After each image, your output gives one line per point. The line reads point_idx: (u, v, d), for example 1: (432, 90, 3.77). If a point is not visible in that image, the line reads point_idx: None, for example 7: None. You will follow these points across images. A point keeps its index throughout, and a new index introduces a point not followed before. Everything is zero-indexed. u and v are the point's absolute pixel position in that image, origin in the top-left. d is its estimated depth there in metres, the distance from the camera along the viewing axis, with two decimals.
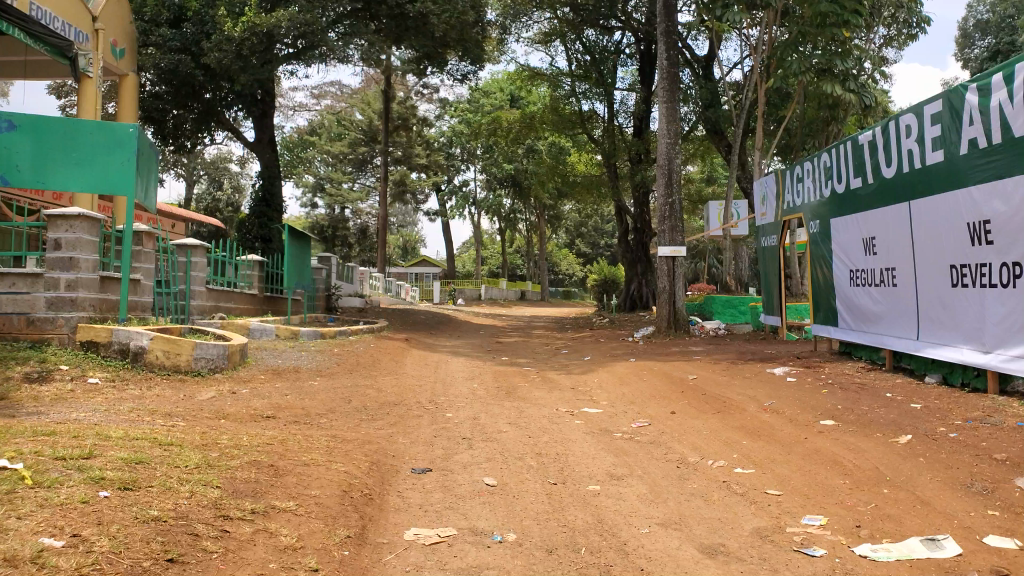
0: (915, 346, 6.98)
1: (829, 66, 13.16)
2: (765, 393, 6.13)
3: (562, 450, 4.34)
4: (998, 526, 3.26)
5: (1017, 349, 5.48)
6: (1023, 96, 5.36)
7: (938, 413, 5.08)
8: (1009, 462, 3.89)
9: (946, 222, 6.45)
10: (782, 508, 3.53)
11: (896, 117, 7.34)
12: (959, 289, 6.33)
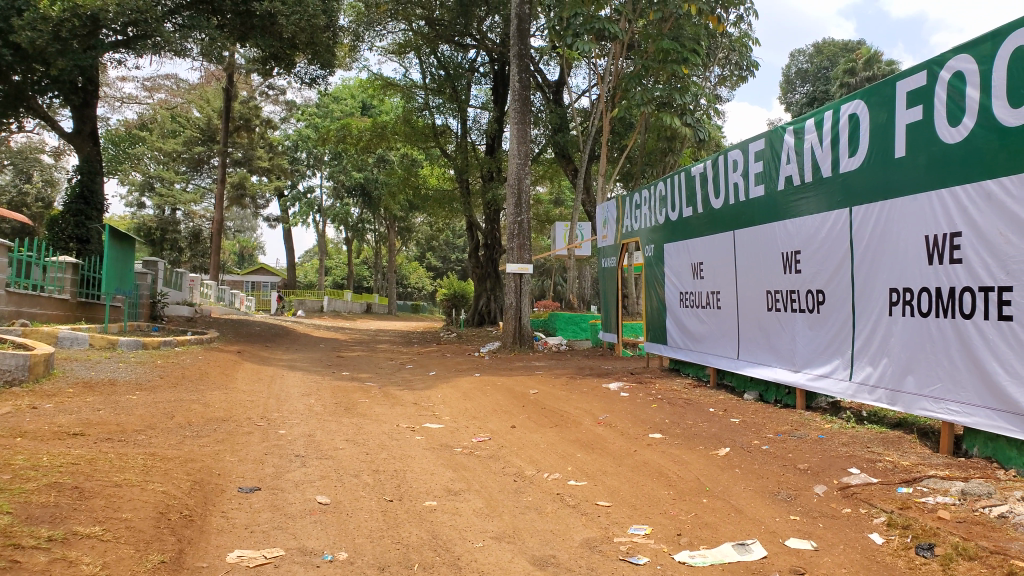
0: (735, 364, 7.61)
1: (669, 100, 14.06)
2: (600, 407, 6.42)
3: (400, 466, 4.29)
4: (799, 530, 3.64)
5: (820, 368, 6.13)
6: (830, 141, 6.06)
7: (753, 428, 5.56)
8: (810, 471, 4.39)
9: (763, 252, 7.11)
10: (610, 518, 3.68)
11: (724, 152, 7.98)
12: (773, 312, 6.98)
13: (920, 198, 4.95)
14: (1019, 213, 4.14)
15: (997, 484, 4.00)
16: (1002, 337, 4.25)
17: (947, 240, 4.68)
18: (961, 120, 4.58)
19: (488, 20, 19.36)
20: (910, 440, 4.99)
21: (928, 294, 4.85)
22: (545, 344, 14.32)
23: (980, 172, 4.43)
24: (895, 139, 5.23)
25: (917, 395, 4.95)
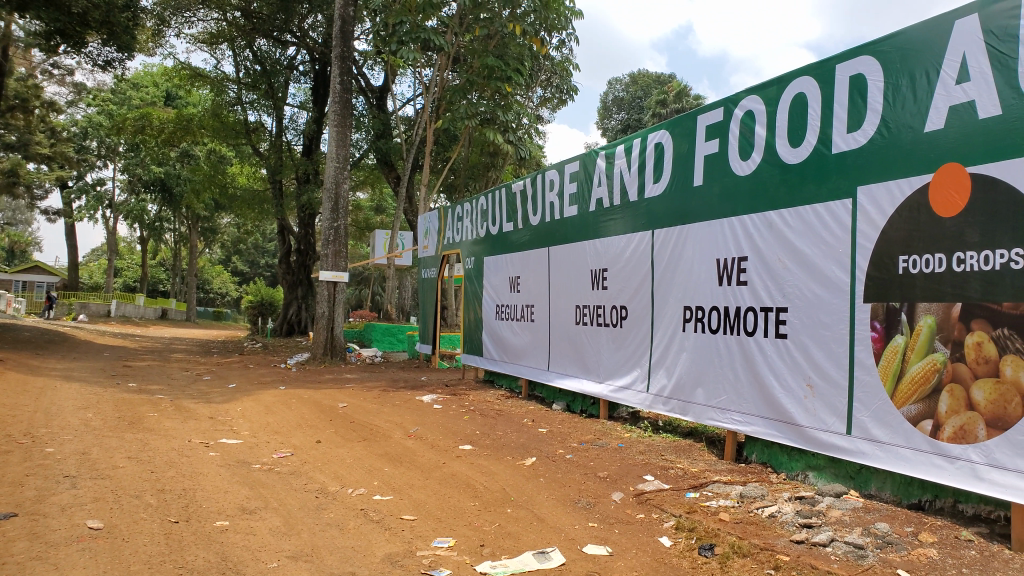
0: (546, 376, 8.29)
1: (493, 116, 14.82)
2: (412, 421, 6.45)
3: (189, 485, 4.01)
4: (596, 536, 3.86)
5: (620, 381, 6.88)
6: (637, 166, 6.80)
7: (560, 437, 5.94)
8: (608, 479, 4.71)
9: (574, 269, 7.80)
10: (415, 532, 3.66)
11: (542, 171, 8.63)
12: (581, 326, 7.68)
13: (715, 225, 5.77)
14: (794, 243, 4.99)
15: (769, 487, 4.75)
16: (777, 353, 5.08)
17: (734, 263, 5.50)
18: (749, 154, 5.48)
19: (310, 19, 19.12)
20: (699, 449, 5.75)
21: (718, 312, 5.64)
22: (359, 353, 14.67)
23: (764, 203, 5.27)
24: (694, 169, 6.03)
25: (706, 406, 5.74)
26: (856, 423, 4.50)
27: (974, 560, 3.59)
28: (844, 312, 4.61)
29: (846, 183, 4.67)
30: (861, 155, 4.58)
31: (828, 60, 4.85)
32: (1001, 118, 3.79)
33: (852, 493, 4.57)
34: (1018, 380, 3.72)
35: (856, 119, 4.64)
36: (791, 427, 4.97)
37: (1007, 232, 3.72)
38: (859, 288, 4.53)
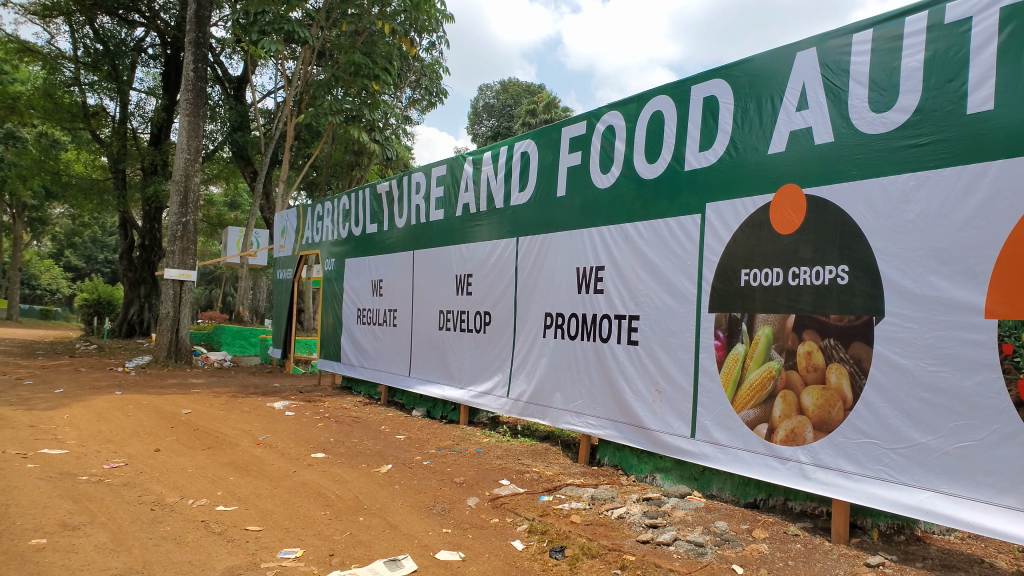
0: (411, 381, 8.79)
1: (358, 114, 14.46)
2: (260, 428, 6.42)
3: (2, 501, 3.70)
4: (449, 542, 3.91)
5: (483, 387, 7.46)
6: (503, 173, 7.43)
7: (417, 444, 6.19)
8: (464, 484, 4.89)
9: (440, 274, 8.35)
10: (259, 543, 3.53)
11: (409, 173, 9.20)
12: (445, 331, 8.22)
13: (575, 234, 6.42)
14: (648, 255, 5.66)
15: (620, 489, 5.15)
16: (630, 359, 5.73)
17: (593, 272, 6.17)
18: (610, 168, 6.12)
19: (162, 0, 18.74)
20: (554, 452, 6.46)
21: (577, 319, 6.30)
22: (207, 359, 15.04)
23: (621, 215, 5.96)
24: (556, 180, 6.71)
25: (564, 410, 6.38)
26: (699, 426, 5.14)
27: (797, 553, 4.07)
28: (690, 321, 5.28)
29: (696, 199, 5.34)
30: (710, 173, 5.25)
31: (683, 81, 5.48)
32: (832, 144, 4.53)
33: (695, 493, 5.18)
34: (840, 386, 4.39)
35: (708, 139, 5.31)
36: (639, 431, 5.61)
37: (835, 250, 4.44)
38: (705, 298, 5.19)
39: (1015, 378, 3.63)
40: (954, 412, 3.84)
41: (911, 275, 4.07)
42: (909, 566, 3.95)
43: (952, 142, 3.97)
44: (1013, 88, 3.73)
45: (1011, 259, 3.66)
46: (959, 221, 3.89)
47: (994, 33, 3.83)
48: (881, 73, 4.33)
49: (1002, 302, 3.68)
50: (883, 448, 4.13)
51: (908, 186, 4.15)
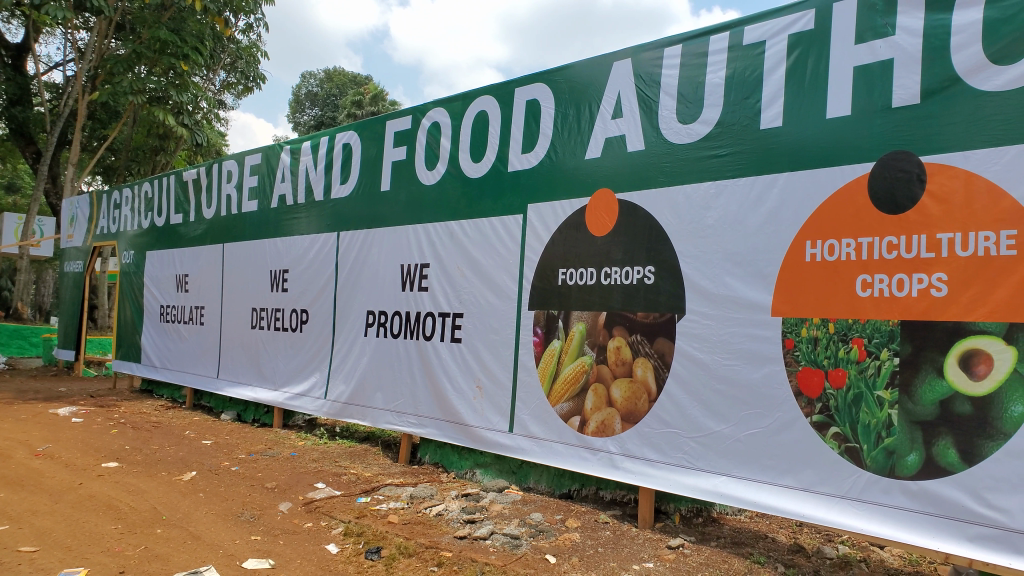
0: (219, 384, 8.33)
1: (164, 96, 13.41)
2: (40, 438, 5.86)
3: None
4: (258, 549, 3.83)
5: (297, 388, 7.23)
6: (323, 165, 7.26)
7: (225, 449, 5.99)
8: (275, 489, 4.81)
9: (253, 270, 7.99)
10: (34, 565, 3.29)
11: (220, 161, 8.75)
12: (257, 331, 7.86)
13: (399, 230, 6.38)
14: (471, 253, 5.78)
15: (440, 487, 5.29)
16: (452, 356, 5.82)
17: (417, 270, 6.17)
18: (436, 164, 6.15)
19: None
20: (374, 453, 6.40)
21: (399, 317, 6.26)
22: None
23: (445, 213, 6.03)
24: (380, 176, 6.64)
25: (383, 410, 6.32)
26: (517, 421, 5.32)
27: (606, 539, 4.41)
28: (510, 319, 5.47)
29: (518, 200, 5.53)
30: (532, 175, 5.45)
31: (507, 82, 5.63)
32: (643, 152, 4.88)
33: (512, 487, 5.36)
34: (645, 379, 4.75)
35: (530, 140, 5.49)
36: (460, 428, 5.70)
37: (643, 252, 4.82)
38: (525, 295, 5.40)
39: (794, 370, 4.19)
40: (742, 401, 4.33)
41: (709, 276, 4.51)
42: (704, 546, 4.37)
43: (746, 154, 4.45)
44: (798, 107, 4.29)
45: (792, 265, 4.22)
46: (749, 228, 4.37)
47: (783, 57, 4.36)
48: (688, 87, 4.72)
49: (784, 302, 4.23)
50: (683, 437, 4.54)
51: (708, 194, 4.56)
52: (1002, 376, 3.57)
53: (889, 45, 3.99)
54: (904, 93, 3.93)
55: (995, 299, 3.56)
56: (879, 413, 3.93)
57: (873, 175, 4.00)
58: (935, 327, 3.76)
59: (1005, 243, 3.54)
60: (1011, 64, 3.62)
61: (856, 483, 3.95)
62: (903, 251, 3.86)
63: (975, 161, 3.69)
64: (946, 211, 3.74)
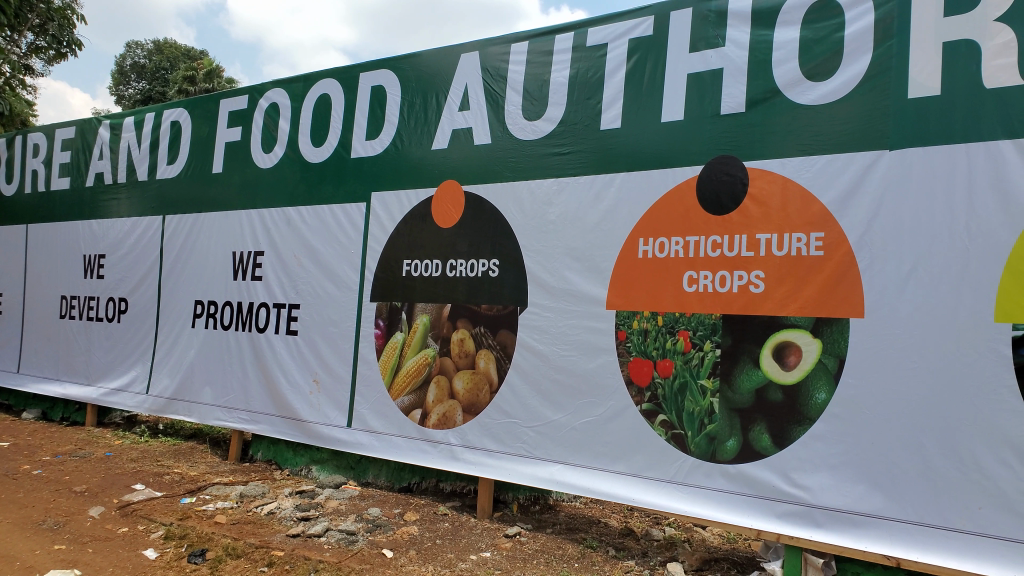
0: (20, 379, 7.58)
1: None
2: None
3: None
4: (62, 559, 3.70)
5: (113, 382, 6.73)
6: (148, 143, 6.79)
7: (28, 451, 5.70)
8: (86, 492, 4.66)
9: (65, 254, 7.35)
10: None
11: (24, 133, 7.95)
12: (67, 320, 7.23)
13: (233, 215, 6.07)
14: (311, 242, 5.58)
15: (272, 484, 5.20)
16: (288, 349, 5.61)
17: (250, 258, 5.90)
18: (273, 148, 5.92)
19: None
20: (201, 451, 6.13)
21: (231, 308, 5.96)
22: None
23: (282, 199, 5.80)
24: (212, 158, 6.28)
25: (212, 406, 5.99)
26: (357, 416, 5.22)
27: (445, 531, 4.50)
28: (351, 310, 5.35)
29: (362, 188, 5.41)
30: (377, 163, 5.35)
31: (351, 67, 5.50)
32: (489, 145, 4.91)
33: (350, 482, 5.26)
34: (487, 370, 4.80)
35: (376, 127, 5.39)
36: (295, 423, 5.51)
37: (487, 245, 4.87)
38: (368, 286, 5.30)
39: (626, 361, 4.38)
40: (580, 391, 4.47)
41: (550, 270, 4.62)
42: (540, 533, 4.53)
43: (587, 153, 4.59)
44: (637, 109, 4.46)
45: (626, 261, 4.40)
46: (589, 224, 4.52)
47: (624, 60, 4.52)
48: (534, 84, 4.79)
49: (619, 296, 4.41)
50: (522, 427, 4.62)
51: (551, 190, 4.67)
52: (809, 366, 3.91)
53: (719, 55, 4.25)
54: (732, 101, 4.20)
55: (805, 296, 3.92)
56: (702, 401, 4.18)
57: (702, 178, 4.24)
58: (753, 320, 4.06)
59: (814, 244, 3.92)
60: (822, 80, 3.98)
61: (681, 467, 4.19)
62: (726, 250, 4.14)
63: (791, 168, 4.03)
64: (765, 213, 4.05)
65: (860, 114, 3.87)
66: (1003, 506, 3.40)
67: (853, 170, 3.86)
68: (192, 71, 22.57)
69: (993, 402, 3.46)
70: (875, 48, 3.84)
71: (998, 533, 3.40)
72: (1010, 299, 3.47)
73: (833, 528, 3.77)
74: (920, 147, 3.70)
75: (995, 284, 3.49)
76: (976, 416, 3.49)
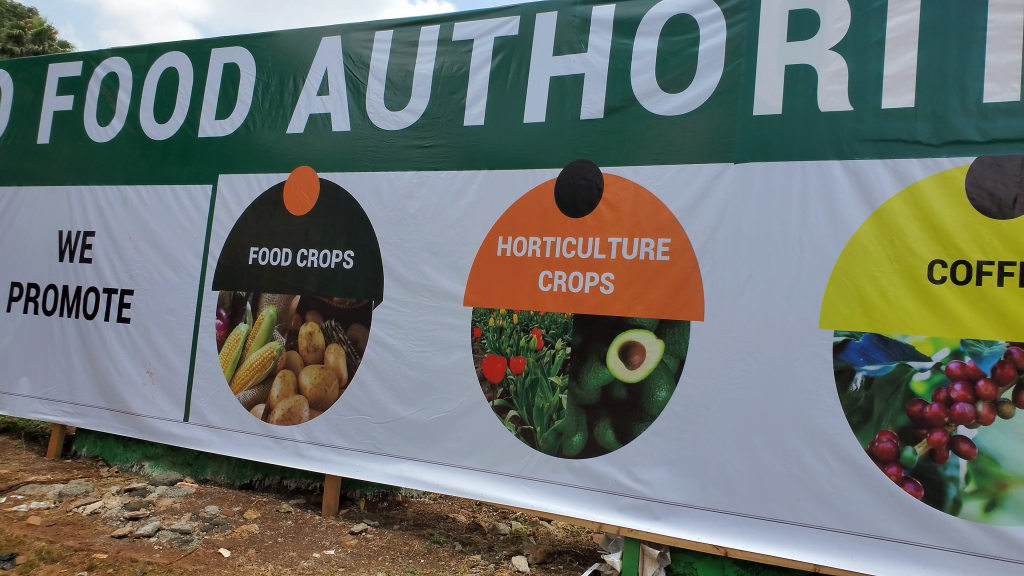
0: None
1: None
2: None
3: None
4: None
5: None
6: None
7: None
8: None
9: None
10: None
11: None
12: None
13: (60, 191, 5.61)
14: (150, 225, 5.24)
15: (96, 483, 4.91)
16: (119, 338, 5.25)
17: (79, 238, 5.48)
18: (109, 120, 5.50)
19: None
20: (15, 447, 5.65)
21: (55, 291, 5.52)
22: None
23: (121, 176, 5.41)
24: (38, 127, 5.76)
25: (29, 397, 5.51)
26: (194, 410, 4.96)
27: (287, 529, 4.42)
28: (192, 299, 5.07)
29: (208, 170, 5.14)
30: (226, 144, 5.10)
31: (203, 41, 5.21)
32: (349, 133, 4.79)
33: (187, 479, 5.04)
34: (336, 365, 4.69)
35: (226, 107, 5.14)
36: (125, 417, 5.18)
37: (341, 236, 4.75)
38: (209, 273, 5.04)
39: (480, 357, 4.40)
40: (432, 387, 4.45)
41: (407, 264, 4.57)
42: (387, 529, 4.53)
43: (448, 147, 4.56)
44: (499, 107, 4.48)
45: (484, 258, 4.42)
46: (447, 219, 4.50)
47: (488, 58, 4.52)
48: (397, 74, 4.71)
49: (476, 292, 4.42)
50: (372, 423, 4.55)
51: (411, 183, 4.61)
52: (652, 365, 4.07)
53: (581, 61, 4.33)
54: (591, 107, 4.30)
55: (650, 298, 4.09)
56: (551, 397, 4.27)
57: (560, 180, 4.32)
58: (602, 320, 4.19)
59: (661, 249, 4.09)
60: (676, 92, 4.14)
61: (529, 462, 4.26)
62: (580, 252, 4.24)
63: (643, 175, 4.17)
64: (617, 218, 4.19)
65: (709, 127, 4.06)
66: (818, 498, 3.72)
67: (700, 181, 4.05)
68: (15, 30, 19.77)
69: (812, 402, 3.76)
70: (724, 66, 4.05)
71: (812, 522, 3.71)
72: (832, 308, 3.77)
73: (670, 520, 3.96)
74: (761, 162, 3.94)
75: (820, 294, 3.78)
76: (797, 415, 3.78)
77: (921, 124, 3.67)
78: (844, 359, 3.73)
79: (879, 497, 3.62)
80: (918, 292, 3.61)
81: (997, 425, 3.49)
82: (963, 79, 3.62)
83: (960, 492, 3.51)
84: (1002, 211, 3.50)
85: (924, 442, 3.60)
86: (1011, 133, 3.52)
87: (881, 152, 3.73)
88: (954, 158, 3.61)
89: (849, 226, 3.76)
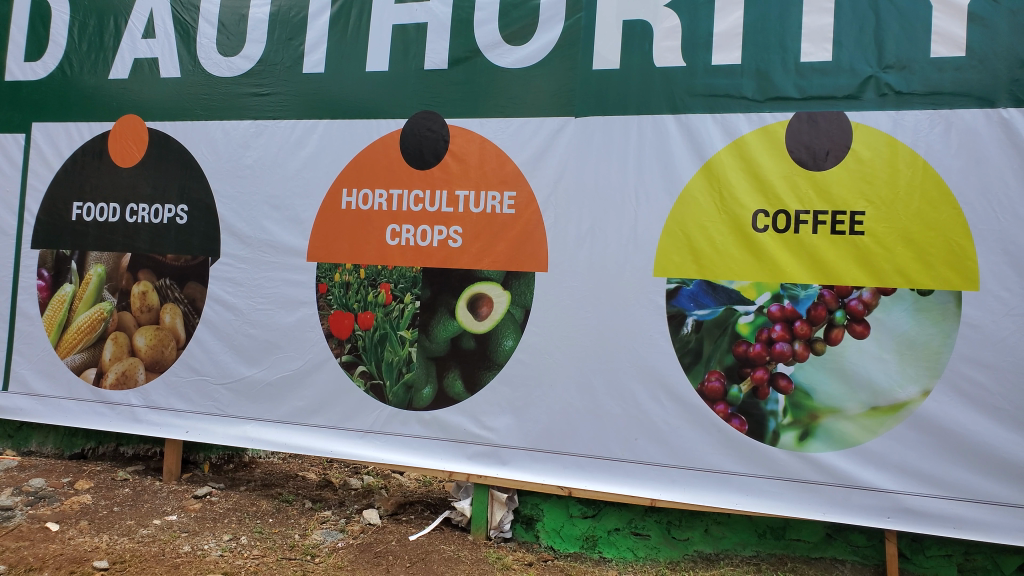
0: None
1: None
2: None
3: None
4: None
5: None
6: None
7: None
8: None
9: None
10: None
11: None
12: None
13: None
14: None
15: None
16: None
17: None
18: None
19: None
20: None
21: None
22: None
23: None
24: None
25: None
26: (16, 377, 4.70)
27: (123, 497, 4.29)
28: (9, 258, 4.77)
29: (20, 117, 4.76)
30: (39, 90, 4.72)
31: None
32: (178, 80, 4.52)
33: (8, 452, 4.80)
34: (173, 326, 4.51)
35: (36, 48, 4.74)
36: None
37: (173, 190, 4.53)
38: (27, 231, 4.74)
39: (327, 314, 4.32)
40: (275, 345, 4.35)
41: (245, 219, 4.41)
42: (233, 492, 4.47)
43: (287, 96, 4.39)
44: (339, 55, 4.35)
45: (328, 212, 4.32)
46: (288, 171, 4.36)
47: (327, 4, 4.36)
48: (231, 18, 4.48)
49: (320, 248, 4.33)
50: (212, 384, 4.42)
51: (247, 133, 4.42)
52: (499, 316, 4.13)
53: (424, 10, 4.26)
54: (435, 57, 4.24)
55: (497, 251, 4.14)
56: (401, 351, 4.25)
57: (405, 132, 4.26)
58: (450, 273, 4.20)
59: (507, 202, 4.13)
60: (519, 45, 4.15)
61: (378, 416, 4.25)
62: (428, 205, 4.22)
63: (489, 128, 4.18)
64: (464, 169, 4.19)
65: (551, 81, 4.11)
66: (653, 437, 3.93)
67: (544, 134, 4.10)
68: None
69: (645, 346, 3.95)
70: (566, 19, 4.09)
71: (648, 459, 3.93)
72: (666, 256, 3.95)
73: (516, 464, 4.08)
74: (600, 116, 4.04)
75: (654, 243, 3.96)
76: (632, 359, 3.96)
77: (747, 81, 3.87)
78: (675, 305, 3.93)
79: (707, 432, 3.88)
80: (743, 240, 3.85)
81: (810, 361, 3.78)
82: (783, 39, 3.83)
83: (778, 425, 3.80)
84: (817, 163, 3.76)
85: (747, 379, 3.86)
86: (825, 91, 3.77)
87: (711, 107, 3.91)
88: (775, 114, 3.83)
89: (681, 178, 3.93)
